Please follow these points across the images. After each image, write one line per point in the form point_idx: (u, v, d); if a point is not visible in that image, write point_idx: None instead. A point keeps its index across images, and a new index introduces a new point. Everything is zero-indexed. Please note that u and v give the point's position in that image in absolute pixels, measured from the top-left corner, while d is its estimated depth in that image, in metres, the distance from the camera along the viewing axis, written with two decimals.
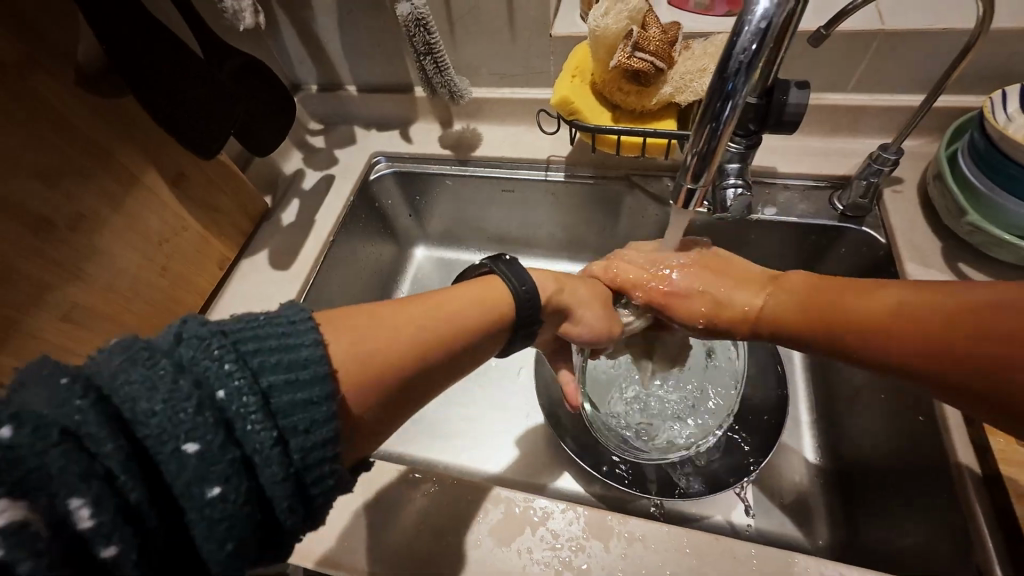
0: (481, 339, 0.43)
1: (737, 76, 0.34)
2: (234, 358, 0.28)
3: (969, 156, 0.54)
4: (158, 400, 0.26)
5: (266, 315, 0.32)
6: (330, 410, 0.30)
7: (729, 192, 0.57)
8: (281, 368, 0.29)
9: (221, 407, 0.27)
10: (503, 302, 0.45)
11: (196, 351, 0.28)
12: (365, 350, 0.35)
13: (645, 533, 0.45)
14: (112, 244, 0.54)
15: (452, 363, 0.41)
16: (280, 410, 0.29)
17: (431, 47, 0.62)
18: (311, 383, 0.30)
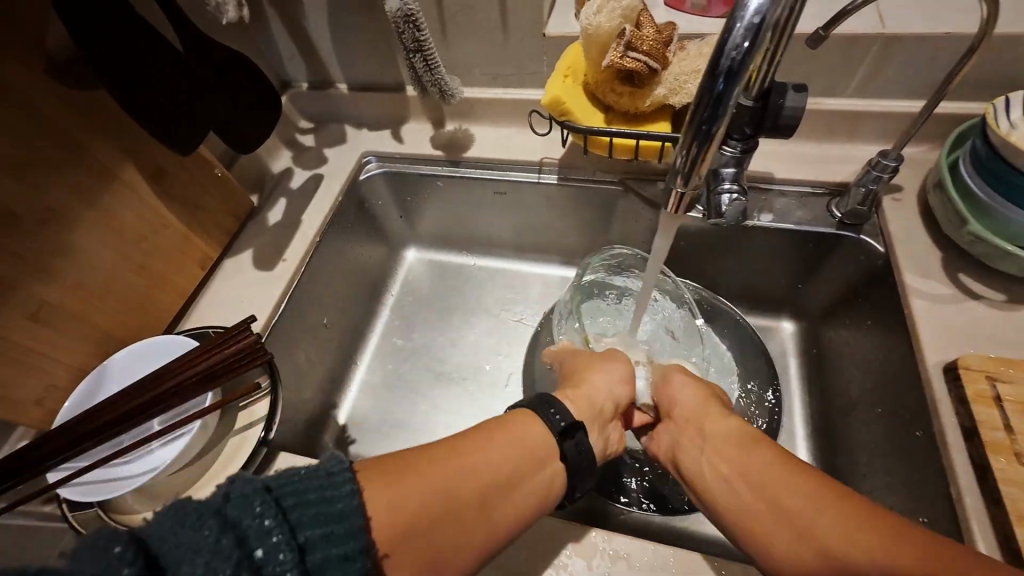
0: (522, 486, 0.40)
1: (728, 75, 0.32)
2: (274, 513, 0.28)
3: (970, 164, 0.53)
4: (198, 563, 0.25)
5: (308, 469, 0.31)
6: (365, 566, 0.29)
7: (725, 197, 0.54)
8: (320, 521, 0.29)
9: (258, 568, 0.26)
10: (546, 441, 0.43)
11: (241, 508, 0.27)
12: (398, 502, 0.34)
13: (630, 551, 0.43)
14: (84, 240, 0.52)
15: (493, 516, 0.38)
16: (316, 570, 0.27)
17: (421, 44, 0.60)
18: (347, 538, 0.29)
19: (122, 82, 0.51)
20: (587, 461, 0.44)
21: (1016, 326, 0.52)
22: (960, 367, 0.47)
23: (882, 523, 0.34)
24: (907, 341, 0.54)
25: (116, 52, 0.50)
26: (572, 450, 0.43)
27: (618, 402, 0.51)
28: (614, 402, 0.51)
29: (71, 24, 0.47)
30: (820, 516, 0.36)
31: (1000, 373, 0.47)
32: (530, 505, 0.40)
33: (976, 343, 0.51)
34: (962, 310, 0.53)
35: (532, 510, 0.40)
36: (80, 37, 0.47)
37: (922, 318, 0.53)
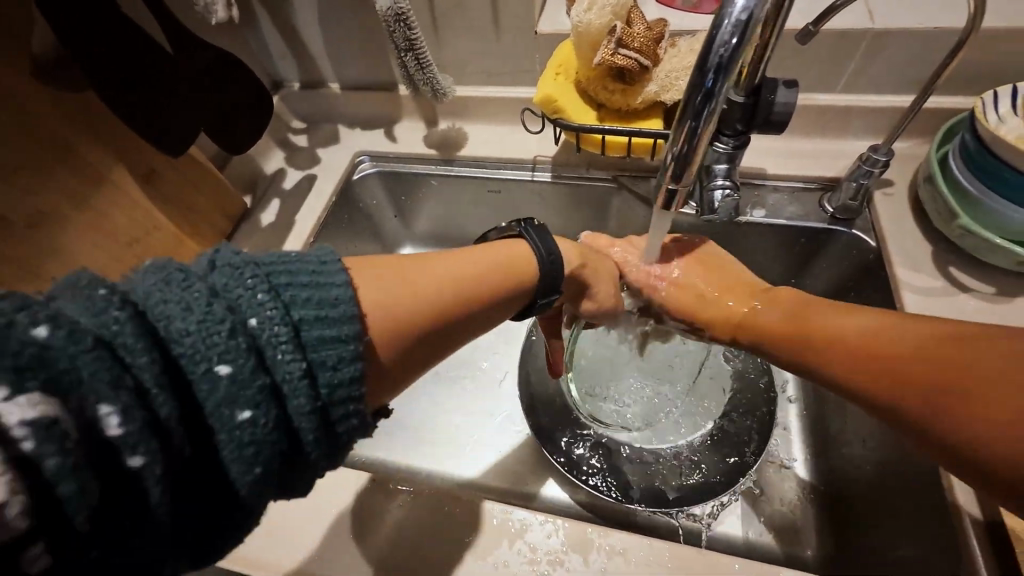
0: (503, 301, 0.41)
1: (717, 72, 0.33)
2: (266, 288, 0.27)
3: (960, 158, 0.53)
4: (192, 320, 0.25)
5: (298, 255, 0.31)
6: (358, 350, 0.29)
7: (717, 193, 0.55)
8: (313, 304, 0.29)
9: (253, 334, 0.26)
10: (525, 266, 0.43)
11: (230, 278, 0.27)
12: (389, 301, 0.34)
13: (627, 547, 0.44)
14: (74, 244, 0.52)
15: (476, 324, 0.40)
16: (310, 345, 0.28)
17: (412, 43, 0.60)
18: (341, 322, 0.29)
19: (122, 82, 0.52)
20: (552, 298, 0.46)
21: (1007, 319, 0.52)
22: None
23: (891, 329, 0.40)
24: None
25: (116, 51, 0.51)
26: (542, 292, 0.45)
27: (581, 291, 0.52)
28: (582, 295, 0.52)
29: (71, 24, 0.47)
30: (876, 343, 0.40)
31: None
32: (501, 314, 0.42)
33: None
34: (953, 303, 0.54)
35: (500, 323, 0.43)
36: (78, 37, 0.48)
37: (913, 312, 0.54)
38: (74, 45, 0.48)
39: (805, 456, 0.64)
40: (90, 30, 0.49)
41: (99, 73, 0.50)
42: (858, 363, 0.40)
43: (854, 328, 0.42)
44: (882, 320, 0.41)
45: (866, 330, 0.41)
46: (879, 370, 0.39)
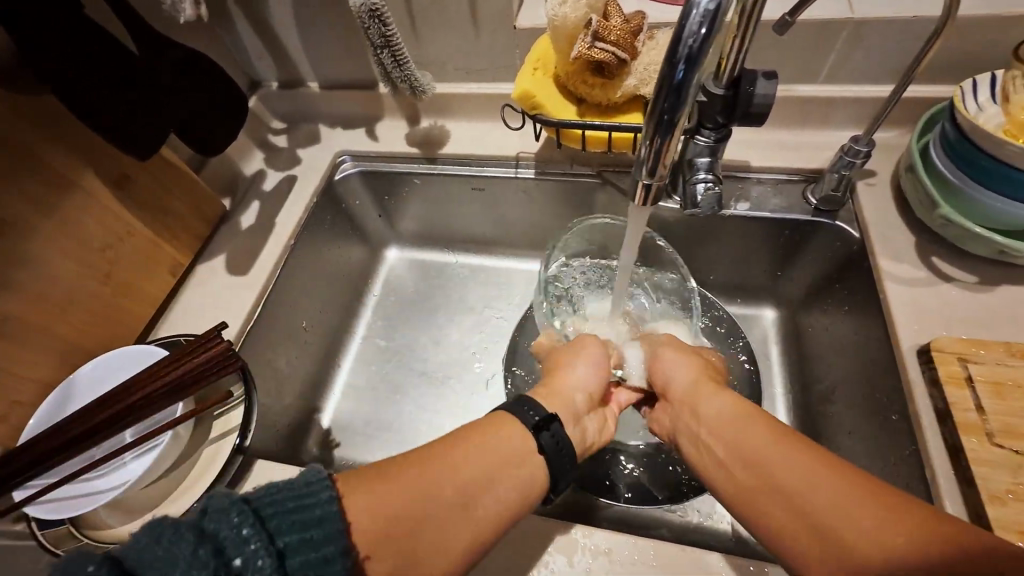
0: (502, 485, 0.39)
1: (687, 63, 0.32)
2: (252, 522, 0.27)
3: (940, 147, 0.53)
4: (177, 575, 0.25)
5: (283, 480, 0.31)
6: (344, 566, 0.29)
7: (700, 186, 0.54)
8: (297, 527, 0.29)
9: (236, 573, 0.26)
10: (519, 436, 0.42)
11: (217, 521, 0.27)
12: (379, 508, 0.34)
13: (611, 546, 0.43)
14: (42, 251, 0.51)
15: (475, 520, 0.37)
16: (293, 572, 0.28)
17: (388, 40, 0.59)
18: (325, 541, 0.29)
19: (122, 79, 0.51)
20: (566, 456, 0.43)
21: (988, 307, 0.52)
22: (933, 349, 0.48)
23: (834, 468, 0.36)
24: (881, 326, 0.54)
25: (110, 49, 0.50)
26: (550, 443, 0.43)
27: (591, 392, 0.52)
28: (588, 391, 0.51)
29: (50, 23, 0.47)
30: (799, 485, 0.36)
31: (973, 354, 0.47)
32: (506, 504, 0.39)
33: (947, 325, 0.52)
34: (935, 292, 0.54)
35: (514, 509, 0.39)
36: (57, 37, 0.47)
37: (895, 303, 0.54)
38: (73, 45, 0.48)
39: None
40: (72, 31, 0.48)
41: (76, 72, 0.49)
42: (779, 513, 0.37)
43: (801, 484, 0.36)
44: (829, 476, 0.35)
45: (818, 490, 0.35)
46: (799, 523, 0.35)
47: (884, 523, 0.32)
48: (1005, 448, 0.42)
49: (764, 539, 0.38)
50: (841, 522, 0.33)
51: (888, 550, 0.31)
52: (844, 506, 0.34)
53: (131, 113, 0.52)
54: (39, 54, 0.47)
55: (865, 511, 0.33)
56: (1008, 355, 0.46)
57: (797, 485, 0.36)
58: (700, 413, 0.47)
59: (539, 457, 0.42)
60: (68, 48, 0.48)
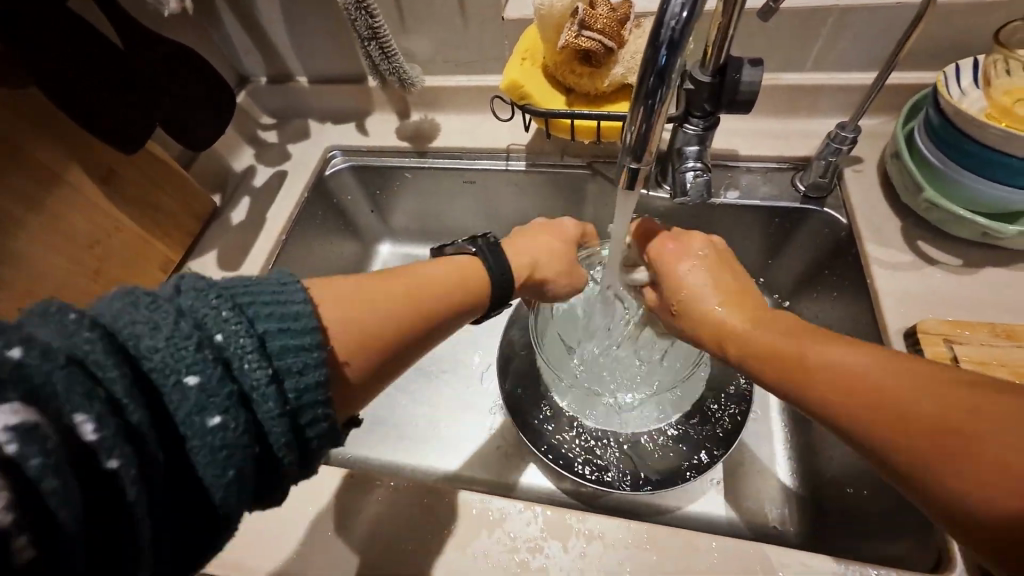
0: (457, 318, 0.42)
1: (669, 47, 0.32)
2: (231, 306, 0.29)
3: (925, 132, 0.53)
4: (161, 338, 0.26)
5: (258, 278, 0.32)
6: (322, 356, 0.31)
7: (688, 174, 0.54)
8: (275, 317, 0.30)
9: (220, 348, 0.28)
10: (478, 283, 0.45)
11: (196, 301, 0.28)
12: (353, 317, 0.36)
13: (605, 530, 0.44)
14: (30, 248, 0.50)
15: (435, 340, 0.41)
16: (275, 353, 0.29)
17: (375, 31, 0.59)
18: (302, 333, 0.30)
19: (122, 82, 0.52)
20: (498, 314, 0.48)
21: (973, 290, 0.53)
22: (920, 331, 0.48)
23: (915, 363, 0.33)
24: (869, 310, 0.55)
25: (109, 51, 0.51)
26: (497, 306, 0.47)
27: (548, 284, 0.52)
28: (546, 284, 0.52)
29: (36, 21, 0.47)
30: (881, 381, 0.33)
31: (959, 336, 0.48)
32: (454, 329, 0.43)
33: (934, 308, 0.52)
34: (922, 277, 0.54)
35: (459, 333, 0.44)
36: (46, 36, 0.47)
37: (883, 287, 0.54)
38: (73, 45, 0.49)
39: (784, 434, 0.65)
40: (67, 34, 0.48)
41: (62, 68, 0.49)
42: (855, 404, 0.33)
43: (884, 373, 0.33)
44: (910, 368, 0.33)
45: (851, 364, 0.34)
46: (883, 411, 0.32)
47: (918, 392, 0.32)
48: None
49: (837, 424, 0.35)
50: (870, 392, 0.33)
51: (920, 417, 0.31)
52: (877, 379, 0.33)
53: (122, 112, 0.52)
54: (40, 54, 0.48)
55: (895, 382, 0.33)
56: (992, 336, 0.47)
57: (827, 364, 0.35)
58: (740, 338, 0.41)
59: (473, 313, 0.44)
60: (68, 48, 0.49)
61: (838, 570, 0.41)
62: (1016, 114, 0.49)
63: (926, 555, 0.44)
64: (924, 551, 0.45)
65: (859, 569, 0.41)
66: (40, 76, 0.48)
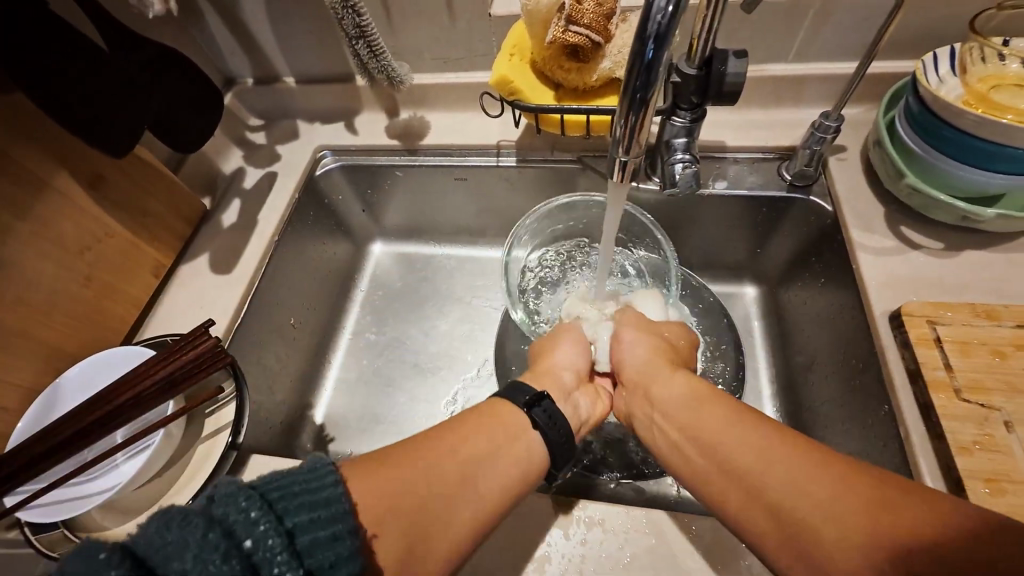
0: (499, 463, 0.41)
1: (656, 40, 0.33)
2: (260, 506, 0.28)
3: (905, 119, 0.55)
4: (188, 557, 0.25)
5: (292, 471, 0.32)
6: (355, 544, 0.29)
7: (677, 166, 0.55)
8: (307, 508, 0.29)
9: (247, 555, 0.26)
10: (512, 415, 0.45)
11: (226, 504, 0.27)
12: (384, 487, 0.36)
13: (604, 516, 0.45)
14: (20, 254, 0.50)
15: (477, 495, 0.39)
16: (305, 550, 0.28)
17: (363, 30, 0.59)
18: (334, 520, 0.29)
19: (108, 85, 0.52)
20: (562, 433, 0.46)
21: (954, 272, 0.55)
22: (903, 313, 0.50)
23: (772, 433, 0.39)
24: (855, 293, 0.56)
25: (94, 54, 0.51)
26: (541, 417, 0.46)
27: (577, 370, 0.56)
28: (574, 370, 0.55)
29: (22, 27, 0.46)
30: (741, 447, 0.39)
31: (940, 317, 0.49)
32: (501, 484, 0.41)
33: (917, 291, 0.54)
34: (905, 260, 0.56)
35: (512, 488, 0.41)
36: (31, 41, 0.47)
37: (867, 270, 0.56)
38: (62, 50, 0.49)
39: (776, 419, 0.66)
40: (52, 39, 0.48)
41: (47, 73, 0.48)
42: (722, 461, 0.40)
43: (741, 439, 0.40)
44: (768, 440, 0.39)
45: (760, 454, 0.38)
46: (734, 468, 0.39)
47: (845, 508, 0.33)
48: (972, 402, 0.44)
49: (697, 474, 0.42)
50: (788, 487, 0.35)
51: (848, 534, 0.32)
52: (779, 471, 0.36)
53: (109, 114, 0.52)
54: (30, 61, 0.47)
55: (810, 480, 0.35)
56: (973, 316, 0.49)
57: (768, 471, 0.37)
58: (657, 394, 0.49)
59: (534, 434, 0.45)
60: (58, 53, 0.48)
61: None
62: (993, 101, 0.50)
63: None
64: None
65: None
66: (32, 82, 0.48)
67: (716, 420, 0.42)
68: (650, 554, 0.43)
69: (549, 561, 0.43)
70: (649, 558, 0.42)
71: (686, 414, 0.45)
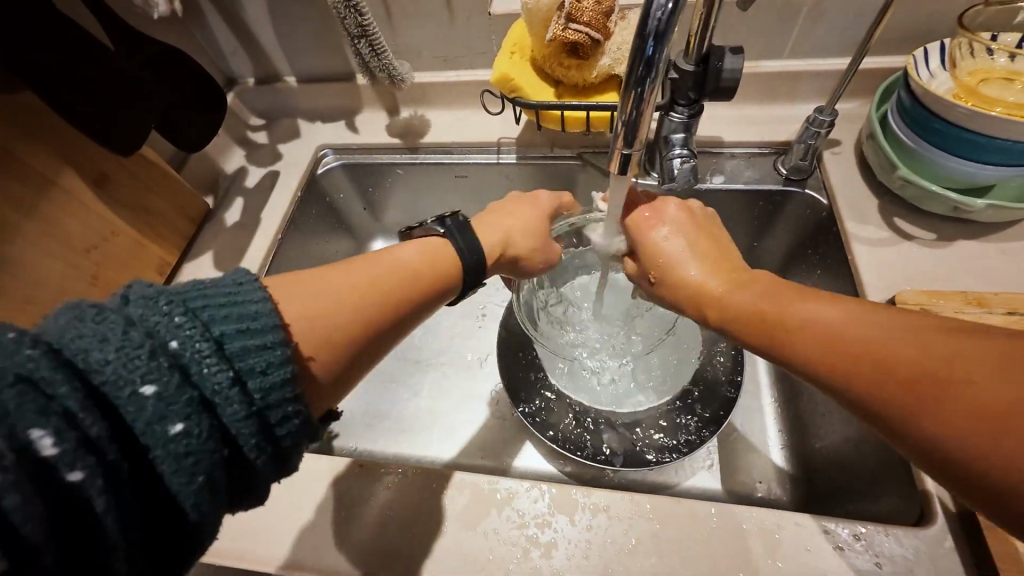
0: (427, 301, 0.42)
1: (656, 37, 0.34)
2: (183, 311, 0.28)
3: (897, 113, 0.56)
4: (111, 349, 0.25)
5: (213, 283, 0.31)
6: (287, 354, 0.30)
7: (676, 161, 0.57)
8: (232, 319, 0.29)
9: (175, 355, 0.27)
10: (446, 255, 0.44)
11: (144, 307, 0.27)
12: (315, 308, 0.36)
13: (609, 503, 0.46)
14: (28, 253, 0.50)
15: (404, 326, 0.41)
16: (235, 355, 0.29)
17: (365, 29, 0.60)
18: (263, 331, 0.30)
19: (116, 86, 0.52)
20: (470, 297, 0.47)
21: (946, 262, 0.56)
22: (898, 302, 0.51)
23: (877, 313, 0.34)
24: (850, 283, 0.58)
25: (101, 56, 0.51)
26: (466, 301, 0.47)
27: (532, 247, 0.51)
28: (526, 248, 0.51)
29: (30, 30, 0.47)
30: (849, 335, 0.34)
31: (934, 305, 0.50)
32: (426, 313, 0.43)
33: (911, 281, 0.55)
34: (899, 251, 0.57)
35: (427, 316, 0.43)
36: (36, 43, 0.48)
37: (862, 262, 0.57)
38: (69, 53, 0.50)
39: (775, 409, 0.67)
40: (56, 40, 0.49)
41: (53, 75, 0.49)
42: (831, 358, 0.34)
43: (843, 327, 0.34)
44: (873, 319, 0.34)
45: (874, 335, 0.33)
46: (849, 360, 0.33)
47: (990, 381, 0.27)
48: None
49: (806, 373, 0.36)
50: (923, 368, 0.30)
51: (911, 365, 0.30)
52: (902, 350, 0.31)
53: (115, 113, 0.53)
54: (39, 63, 0.48)
55: (944, 355, 0.30)
56: (964, 304, 0.50)
57: (845, 329, 0.34)
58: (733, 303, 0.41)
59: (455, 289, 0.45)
60: (67, 56, 0.49)
61: (828, 528, 0.43)
62: (982, 94, 0.51)
63: (909, 511, 0.47)
64: (908, 508, 0.47)
65: (850, 527, 0.43)
66: (40, 84, 0.48)
67: (796, 302, 0.38)
68: (654, 539, 0.44)
69: (555, 547, 0.44)
70: (654, 543, 0.44)
71: (754, 313, 0.39)
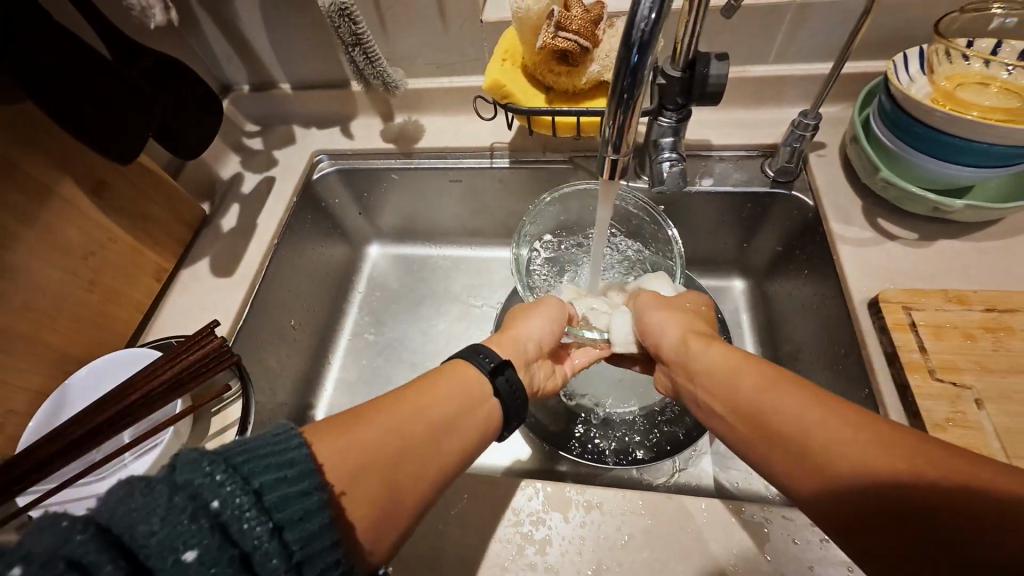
0: (464, 425, 0.42)
1: (640, 46, 0.35)
2: (225, 468, 0.27)
3: (879, 118, 0.58)
4: (156, 520, 0.24)
5: (258, 435, 0.31)
6: (322, 498, 0.30)
7: (665, 165, 0.58)
8: (272, 467, 0.29)
9: (216, 513, 0.26)
10: (480, 389, 0.45)
11: (190, 470, 0.26)
12: (349, 449, 0.36)
13: (602, 500, 0.47)
14: (27, 260, 0.51)
15: (444, 458, 0.40)
16: (274, 505, 0.28)
17: (359, 37, 0.61)
18: (301, 478, 0.29)
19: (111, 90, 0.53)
20: (520, 399, 0.47)
21: (927, 260, 0.57)
22: (880, 300, 0.52)
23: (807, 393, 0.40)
24: (836, 282, 0.59)
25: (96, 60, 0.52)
26: (505, 386, 0.46)
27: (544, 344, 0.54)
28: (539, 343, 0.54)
29: (25, 35, 0.48)
30: (786, 413, 0.39)
31: (916, 303, 0.52)
32: (470, 442, 0.42)
33: (893, 280, 0.56)
34: (883, 250, 0.59)
35: (473, 447, 0.43)
36: (31, 48, 0.48)
37: (848, 262, 0.58)
38: (65, 58, 0.50)
39: None
40: (53, 44, 0.49)
41: (50, 83, 0.49)
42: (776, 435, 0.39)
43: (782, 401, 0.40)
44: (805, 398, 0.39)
45: (806, 415, 0.38)
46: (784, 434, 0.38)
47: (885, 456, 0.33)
48: (945, 381, 0.47)
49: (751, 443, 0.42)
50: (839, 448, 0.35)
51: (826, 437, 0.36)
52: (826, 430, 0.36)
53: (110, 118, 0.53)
54: (35, 70, 0.49)
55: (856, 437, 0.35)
56: (945, 301, 0.51)
57: (783, 406, 0.39)
58: (695, 363, 0.48)
59: (494, 402, 0.45)
60: (62, 62, 0.50)
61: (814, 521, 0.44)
62: (958, 99, 0.53)
63: None
64: None
65: None
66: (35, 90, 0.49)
67: (742, 378, 0.43)
68: (646, 534, 0.45)
69: (550, 543, 0.45)
70: (645, 538, 0.45)
71: (715, 375, 0.46)
